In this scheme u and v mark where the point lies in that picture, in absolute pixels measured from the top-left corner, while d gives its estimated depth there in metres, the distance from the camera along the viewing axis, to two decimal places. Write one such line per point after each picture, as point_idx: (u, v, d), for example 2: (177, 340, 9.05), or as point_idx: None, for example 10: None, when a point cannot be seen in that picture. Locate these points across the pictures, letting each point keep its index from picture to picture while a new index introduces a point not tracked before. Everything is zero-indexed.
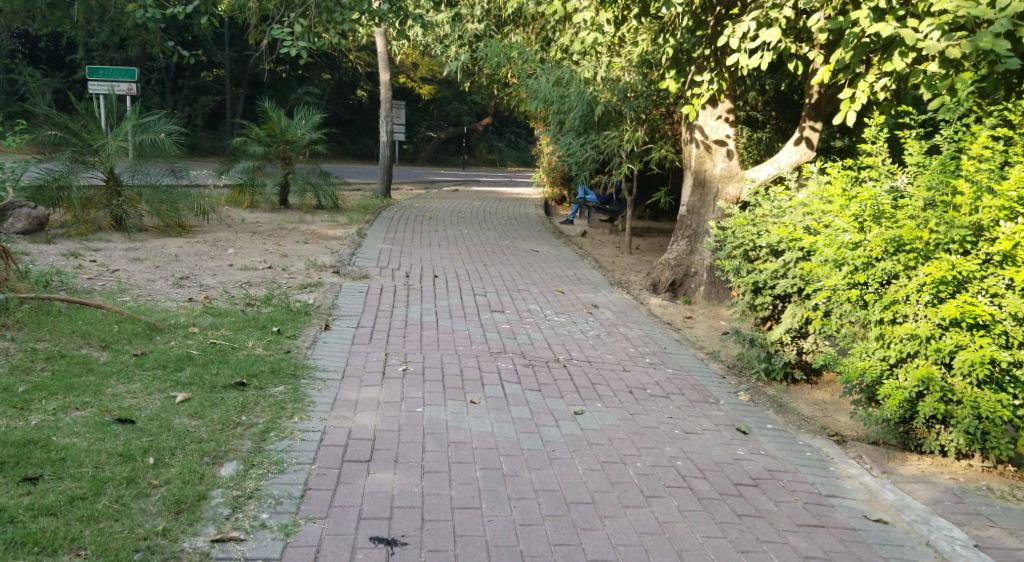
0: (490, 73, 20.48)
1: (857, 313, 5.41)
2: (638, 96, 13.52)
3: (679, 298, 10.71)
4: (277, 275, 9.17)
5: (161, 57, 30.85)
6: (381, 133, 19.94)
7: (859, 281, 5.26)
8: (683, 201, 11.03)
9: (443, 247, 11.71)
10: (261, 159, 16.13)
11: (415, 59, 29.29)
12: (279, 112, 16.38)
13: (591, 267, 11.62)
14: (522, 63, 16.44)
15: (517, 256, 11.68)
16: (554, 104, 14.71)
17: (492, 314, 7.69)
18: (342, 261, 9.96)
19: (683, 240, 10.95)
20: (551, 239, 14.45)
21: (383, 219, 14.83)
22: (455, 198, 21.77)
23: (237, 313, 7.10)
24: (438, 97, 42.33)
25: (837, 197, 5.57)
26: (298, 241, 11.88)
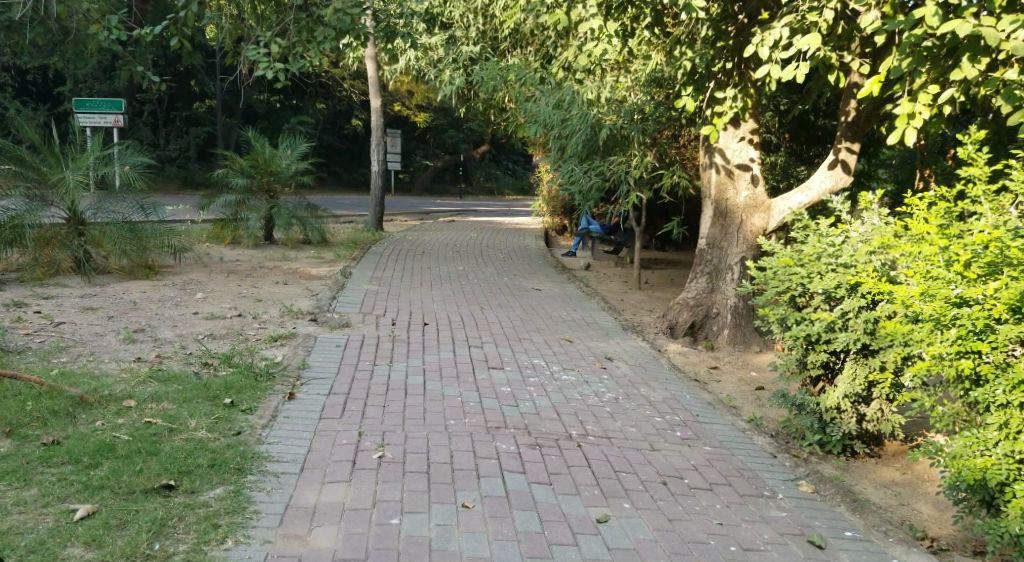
0: (487, 97, 19.55)
1: (963, 390, 4.58)
2: (647, 118, 12.53)
3: (701, 343, 9.68)
4: (246, 325, 8.07)
5: (151, 88, 29.90)
6: (374, 162, 18.93)
7: (975, 347, 4.42)
8: (701, 233, 10.00)
9: (436, 288, 10.62)
10: (244, 191, 15.05)
11: (410, 86, 28.39)
12: (263, 141, 15.36)
13: (598, 306, 10.54)
14: (520, 86, 15.57)
15: (518, 296, 10.59)
16: (554, 129, 13.78)
17: (487, 372, 6.58)
18: (322, 306, 8.87)
19: (700, 278, 9.93)
20: (555, 275, 13.40)
21: (373, 254, 13.79)
22: (452, 229, 20.73)
23: (188, 378, 5.98)
24: (435, 124, 41.49)
25: (938, 246, 4.88)
26: (277, 283, 10.79)
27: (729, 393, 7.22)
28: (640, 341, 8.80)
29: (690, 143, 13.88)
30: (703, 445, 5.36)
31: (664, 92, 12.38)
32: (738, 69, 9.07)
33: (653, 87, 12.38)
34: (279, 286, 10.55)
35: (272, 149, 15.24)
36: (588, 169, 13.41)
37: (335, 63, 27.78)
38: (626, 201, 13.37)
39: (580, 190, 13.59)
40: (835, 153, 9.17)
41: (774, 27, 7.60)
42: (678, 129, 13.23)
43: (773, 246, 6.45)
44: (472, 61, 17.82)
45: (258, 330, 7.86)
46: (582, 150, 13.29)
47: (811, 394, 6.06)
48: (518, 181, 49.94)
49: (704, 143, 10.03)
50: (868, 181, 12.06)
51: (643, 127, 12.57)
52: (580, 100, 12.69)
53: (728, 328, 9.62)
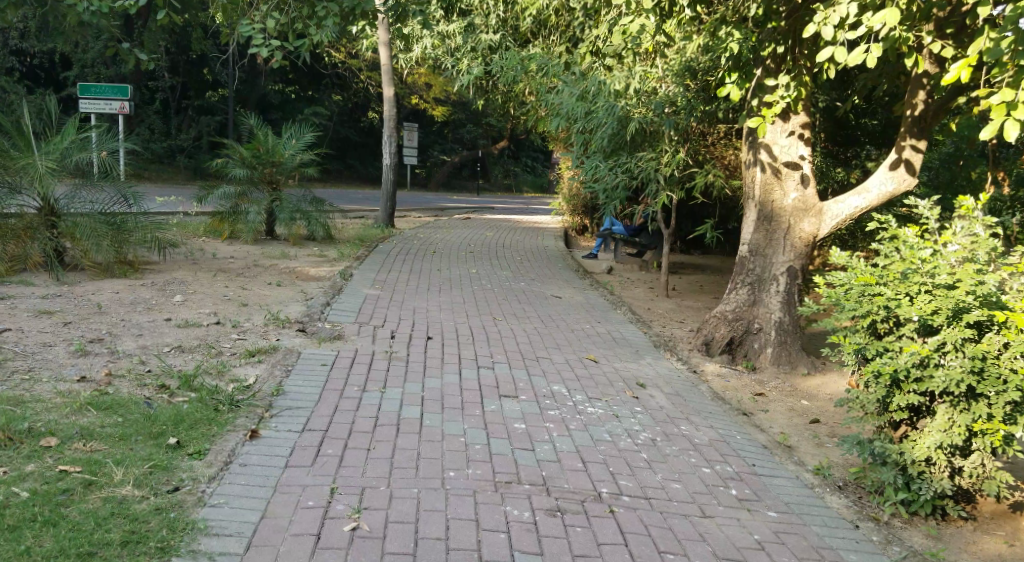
0: (506, 88, 18.50)
1: None
2: (679, 109, 11.48)
3: (740, 363, 8.62)
4: (222, 336, 7.01)
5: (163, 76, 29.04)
6: (385, 154, 17.85)
7: None
8: (743, 237, 8.85)
9: (445, 294, 9.54)
10: (245, 183, 14.02)
11: (426, 77, 27.34)
12: (266, 130, 14.34)
13: (626, 319, 9.41)
14: (543, 78, 14.55)
15: (535, 305, 9.48)
16: (578, 123, 12.83)
17: (491, 404, 5.44)
18: (312, 314, 7.80)
19: (740, 287, 8.79)
20: (576, 279, 12.30)
21: (379, 253, 12.75)
22: (466, 227, 19.65)
23: (137, 407, 4.96)
24: (454, 118, 40.45)
25: None
26: (268, 285, 9.74)
27: (783, 432, 6.10)
28: (677, 361, 7.71)
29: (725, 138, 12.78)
30: (767, 511, 4.39)
31: (697, 82, 11.43)
32: (792, 53, 7.90)
33: (688, 77, 11.40)
34: (271, 289, 9.49)
35: (275, 138, 14.21)
36: (613, 165, 12.25)
37: (351, 52, 26.73)
38: (655, 202, 12.25)
39: (604, 188, 12.44)
40: (899, 149, 7.93)
41: (839, 3, 6.46)
42: (714, 122, 12.05)
43: (849, 258, 5.36)
44: (493, 49, 16.74)
45: (233, 343, 6.80)
46: (607, 145, 12.29)
47: (892, 441, 4.94)
48: (535, 178, 48.83)
49: (747, 135, 8.83)
50: (927, 182, 10.86)
51: (676, 122, 11.54)
52: (606, 90, 11.73)
53: (772, 347, 8.54)
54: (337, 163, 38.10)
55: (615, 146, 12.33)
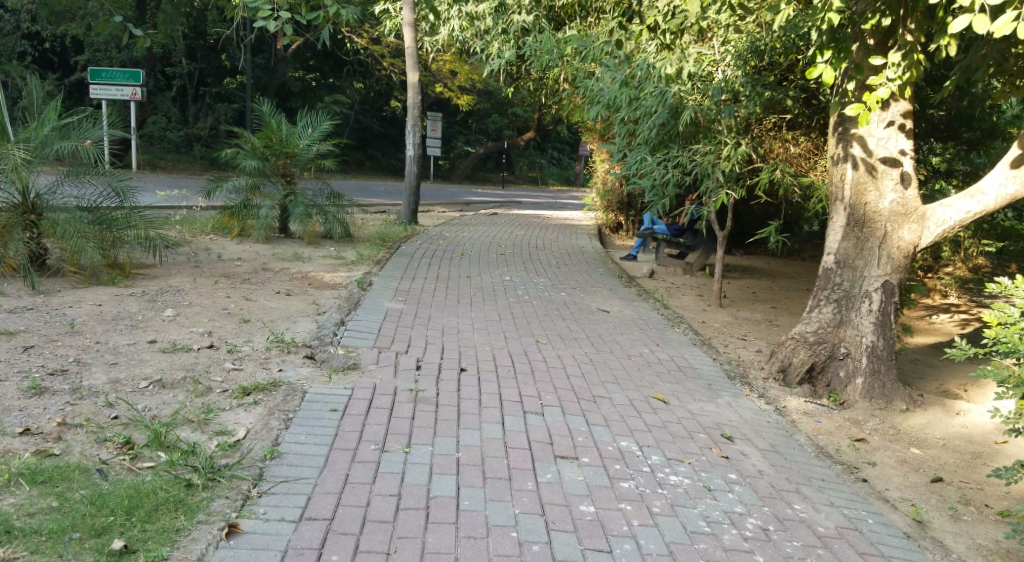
0: (536, 75, 17.26)
1: None
2: (741, 96, 10.78)
3: (824, 395, 7.51)
4: (211, 365, 5.82)
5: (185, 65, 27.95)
6: (409, 146, 16.65)
7: None
8: (829, 245, 7.73)
9: (476, 308, 8.34)
10: (257, 175, 12.84)
11: (452, 64, 26.23)
12: (279, 117, 13.15)
13: (688, 341, 8.16)
14: (585, 63, 13.29)
15: (581, 323, 8.27)
16: (621, 112, 11.67)
17: (546, 472, 4.21)
18: (322, 335, 6.60)
19: (825, 303, 7.67)
20: (620, 287, 11.07)
21: (402, 254, 11.60)
22: (494, 224, 18.41)
23: (84, 481, 3.82)
24: (478, 109, 39.28)
25: None
26: (274, 295, 8.52)
27: (909, 502, 4.82)
28: (759, 402, 6.43)
29: (786, 128, 11.80)
30: None
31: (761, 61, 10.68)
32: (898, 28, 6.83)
33: (751, 59, 10.56)
34: (279, 300, 8.28)
35: (290, 128, 13.03)
36: (661, 160, 11.14)
37: (372, 38, 25.47)
38: (711, 201, 11.16)
39: (651, 184, 11.23)
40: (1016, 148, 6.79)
41: None
42: (778, 109, 11.37)
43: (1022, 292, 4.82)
44: (526, 30, 15.42)
45: (225, 376, 5.60)
46: (655, 138, 11.17)
47: None
48: (561, 172, 47.57)
49: (837, 125, 7.71)
50: None
51: (736, 110, 10.78)
52: (655, 75, 10.89)
53: (863, 377, 7.42)
54: (359, 154, 36.97)
55: (664, 139, 11.28)
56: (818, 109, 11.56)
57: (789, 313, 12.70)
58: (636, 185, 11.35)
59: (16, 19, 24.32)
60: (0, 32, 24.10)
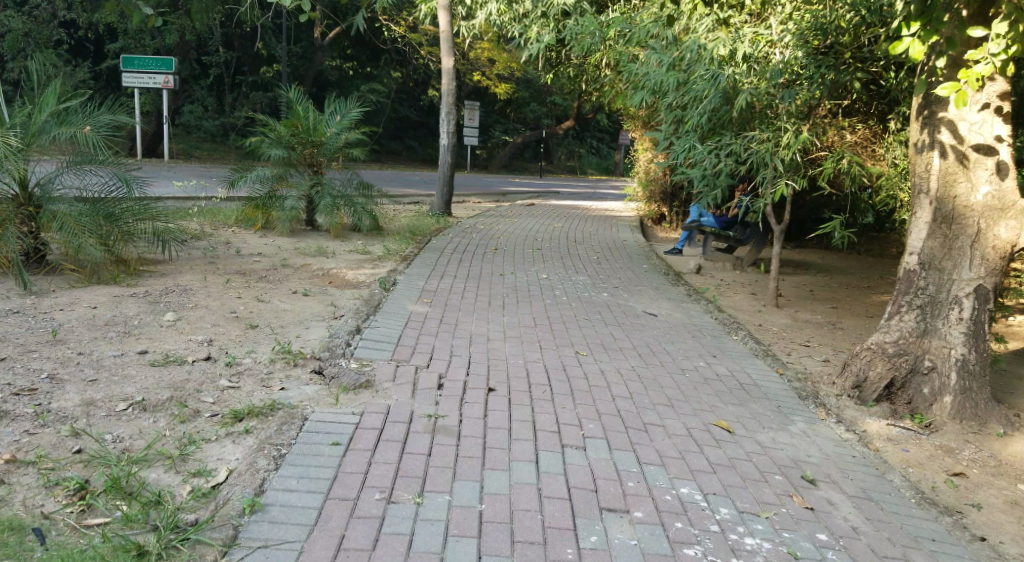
0: (577, 59, 16.35)
1: None
2: (803, 80, 9.92)
3: (907, 415, 6.63)
4: (202, 383, 5.05)
5: (222, 54, 27.35)
6: (442, 134, 15.85)
7: None
8: (911, 244, 6.80)
9: (507, 311, 7.50)
10: (282, 165, 12.13)
11: (490, 52, 25.49)
12: (306, 104, 12.40)
13: (748, 353, 7.26)
14: (630, 46, 12.37)
15: (625, 329, 7.42)
16: (668, 96, 10.75)
17: (588, 534, 3.63)
18: (334, 346, 5.82)
19: (908, 309, 6.75)
20: (668, 285, 10.20)
21: (432, 249, 10.84)
22: (530, 215, 17.56)
23: (14, 548, 3.17)
24: (517, 98, 38.49)
25: None
26: (288, 296, 7.76)
27: None
28: (840, 434, 5.58)
29: (842, 116, 10.75)
30: None
31: (824, 40, 9.80)
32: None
33: (813, 38, 9.77)
34: (294, 302, 7.52)
35: (317, 115, 12.29)
36: (712, 148, 10.23)
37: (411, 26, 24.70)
38: (768, 191, 10.23)
39: (701, 174, 10.27)
40: None
41: None
42: (842, 94, 10.42)
43: None
44: (567, 13, 14.56)
45: (216, 396, 4.85)
46: (705, 124, 10.27)
47: None
48: (599, 161, 46.73)
49: (922, 108, 6.85)
50: None
51: (798, 93, 9.94)
52: (707, 58, 10.08)
53: (953, 395, 6.51)
54: (394, 143, 36.33)
55: (715, 126, 10.36)
56: (881, 94, 10.67)
57: (849, 314, 11.75)
58: (684, 175, 10.42)
59: (53, 6, 23.80)
60: (37, 20, 23.60)
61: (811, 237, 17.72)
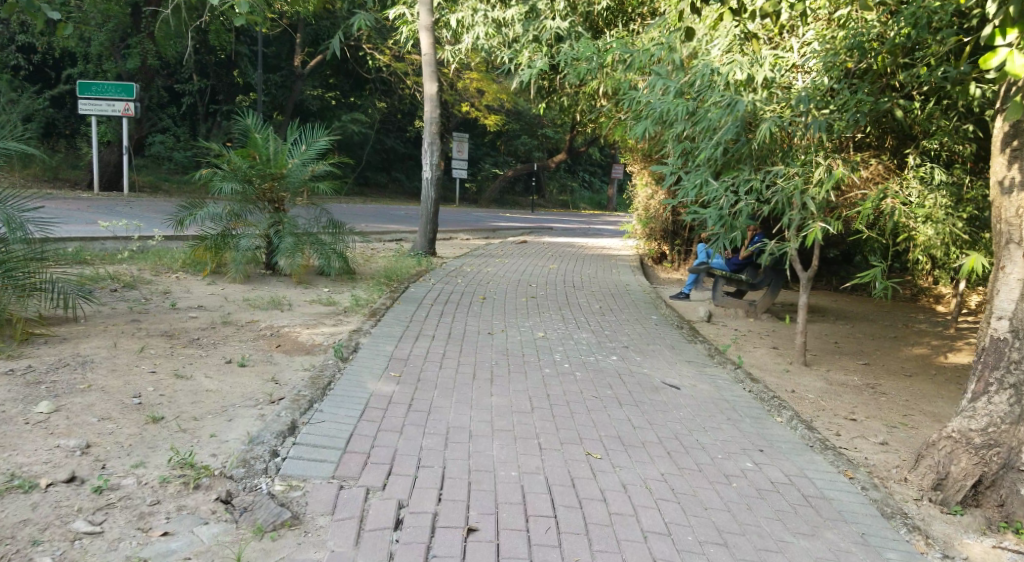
0: (572, 89, 14.95)
1: None
2: (834, 108, 8.29)
3: (1000, 524, 5.12)
4: (46, 527, 3.57)
5: (194, 84, 25.94)
6: (424, 167, 14.32)
7: None
8: (998, 306, 5.37)
9: (492, 389, 5.86)
10: (238, 200, 10.48)
11: (479, 84, 24.18)
12: (267, 130, 10.87)
13: (801, 445, 5.66)
14: (632, 73, 10.80)
15: (646, 413, 5.79)
16: (673, 128, 9.28)
17: None
18: (253, 454, 4.21)
19: (998, 389, 5.29)
20: (684, 342, 8.69)
21: (409, 298, 9.32)
22: (521, 254, 15.98)
23: None
24: (506, 130, 37.22)
25: None
26: (218, 369, 6.12)
27: None
28: None
29: (857, 149, 9.23)
30: None
31: (859, 63, 8.35)
32: None
33: (847, 60, 8.35)
34: (226, 378, 5.91)
35: (278, 143, 10.69)
36: (728, 185, 8.62)
37: (396, 55, 23.16)
38: (797, 238, 8.59)
39: (717, 215, 8.60)
40: None
41: None
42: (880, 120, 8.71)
43: None
44: (563, 36, 12.99)
45: (58, 554, 3.43)
46: (719, 156, 8.71)
47: None
48: (591, 195, 45.34)
49: (1010, 137, 5.50)
50: None
51: (829, 124, 8.30)
52: (722, 83, 8.60)
53: None
54: (379, 176, 34.92)
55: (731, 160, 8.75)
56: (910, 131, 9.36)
57: (884, 373, 10.24)
58: (696, 216, 8.81)
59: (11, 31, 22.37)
60: None
61: (828, 279, 16.24)
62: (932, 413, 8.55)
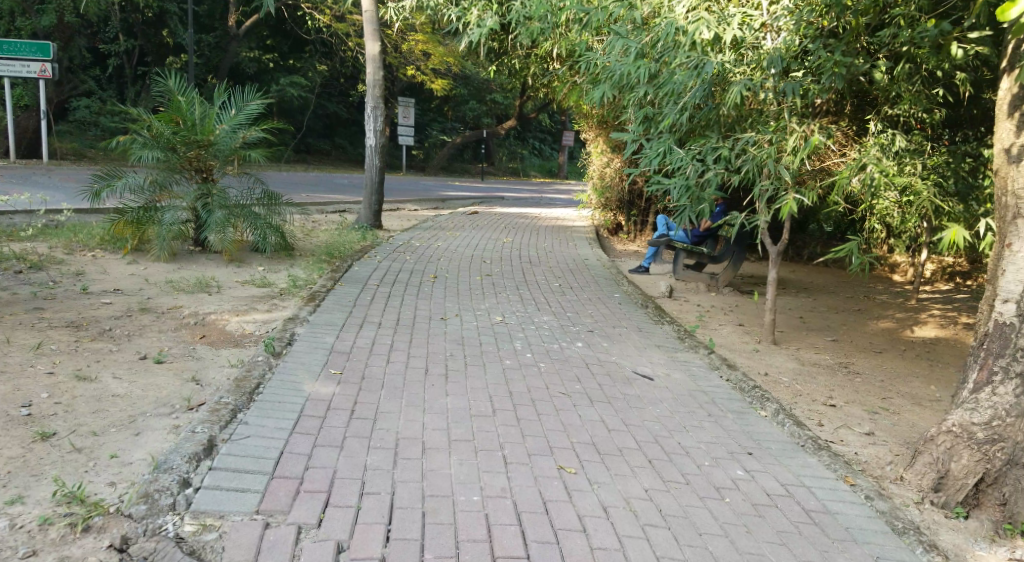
0: (524, 51, 14.07)
1: None
2: (807, 70, 7.78)
3: (1004, 526, 4.51)
4: None
5: (120, 44, 24.52)
6: (367, 134, 13.43)
7: None
8: (1005, 287, 4.74)
9: (448, 389, 5.20)
10: (161, 168, 9.52)
11: (424, 48, 23.14)
12: (192, 92, 9.88)
13: (792, 446, 5.09)
14: (589, 34, 10.02)
15: (621, 414, 5.17)
16: (632, 92, 8.47)
17: None
18: (157, 488, 3.47)
19: (1004, 378, 4.66)
20: (651, 324, 8.08)
21: (351, 278, 8.54)
22: (473, 226, 15.25)
23: None
24: (454, 96, 36.18)
25: None
26: (128, 368, 5.32)
27: None
28: None
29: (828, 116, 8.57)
30: None
31: (832, 24, 7.67)
32: None
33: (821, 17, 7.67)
34: (138, 380, 5.12)
35: (204, 106, 9.74)
36: (696, 153, 7.92)
37: (335, 15, 22.00)
38: (766, 211, 7.99)
39: (682, 184, 7.88)
40: None
41: None
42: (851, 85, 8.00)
43: None
44: None
45: None
46: (686, 122, 8.02)
47: None
48: (542, 162, 44.60)
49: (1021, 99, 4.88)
50: None
51: (804, 88, 7.71)
52: (688, 42, 7.67)
53: None
54: (321, 142, 33.77)
55: (699, 126, 8.13)
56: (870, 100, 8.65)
57: (854, 351, 9.78)
58: (659, 186, 8.09)
59: None
60: None
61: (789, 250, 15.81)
62: (910, 395, 8.08)
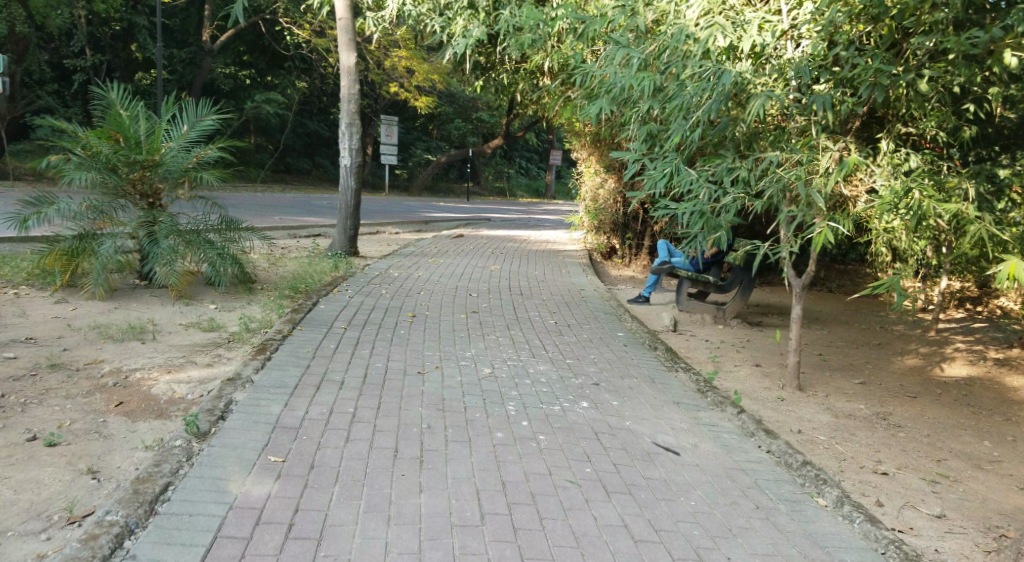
0: (513, 65, 12.94)
1: None
2: (834, 84, 6.39)
3: None
4: None
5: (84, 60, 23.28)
6: (342, 153, 12.25)
7: None
8: None
9: (422, 480, 4.01)
10: (100, 192, 8.20)
11: (407, 66, 22.03)
12: (136, 104, 8.62)
13: (871, 553, 3.98)
14: (584, 45, 8.80)
15: (650, 510, 4.07)
16: (633, 107, 7.28)
17: None
18: None
19: None
20: (665, 372, 6.93)
21: (312, 320, 7.34)
22: (458, 251, 14.09)
23: None
24: (438, 114, 35.18)
25: None
26: (3, 459, 4.08)
27: None
28: None
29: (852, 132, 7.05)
30: None
31: (866, 29, 6.22)
32: None
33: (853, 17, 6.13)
34: (11, 476, 3.90)
35: (150, 122, 8.46)
36: (708, 175, 6.71)
37: (316, 33, 20.94)
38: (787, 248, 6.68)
39: (694, 210, 6.59)
40: None
41: None
42: (888, 105, 6.58)
43: None
44: (501, 1, 10.71)
45: None
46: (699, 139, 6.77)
47: None
48: (529, 181, 43.70)
49: None
50: None
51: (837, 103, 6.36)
52: (700, 50, 6.52)
53: None
54: (300, 162, 32.61)
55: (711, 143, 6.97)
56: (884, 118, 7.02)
57: (888, 396, 8.62)
58: (667, 212, 6.80)
59: None
60: None
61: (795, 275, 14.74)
62: (965, 452, 6.95)
